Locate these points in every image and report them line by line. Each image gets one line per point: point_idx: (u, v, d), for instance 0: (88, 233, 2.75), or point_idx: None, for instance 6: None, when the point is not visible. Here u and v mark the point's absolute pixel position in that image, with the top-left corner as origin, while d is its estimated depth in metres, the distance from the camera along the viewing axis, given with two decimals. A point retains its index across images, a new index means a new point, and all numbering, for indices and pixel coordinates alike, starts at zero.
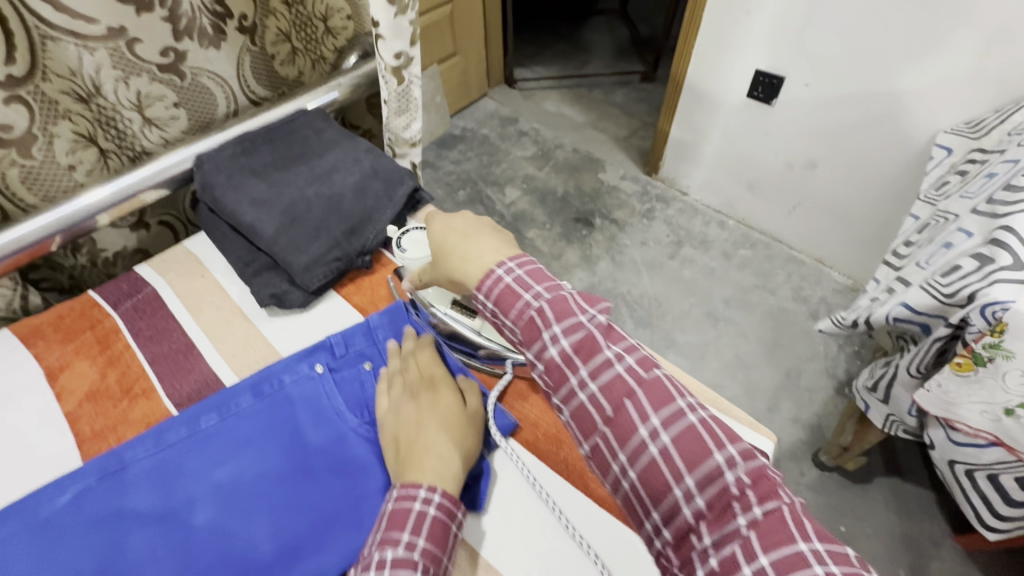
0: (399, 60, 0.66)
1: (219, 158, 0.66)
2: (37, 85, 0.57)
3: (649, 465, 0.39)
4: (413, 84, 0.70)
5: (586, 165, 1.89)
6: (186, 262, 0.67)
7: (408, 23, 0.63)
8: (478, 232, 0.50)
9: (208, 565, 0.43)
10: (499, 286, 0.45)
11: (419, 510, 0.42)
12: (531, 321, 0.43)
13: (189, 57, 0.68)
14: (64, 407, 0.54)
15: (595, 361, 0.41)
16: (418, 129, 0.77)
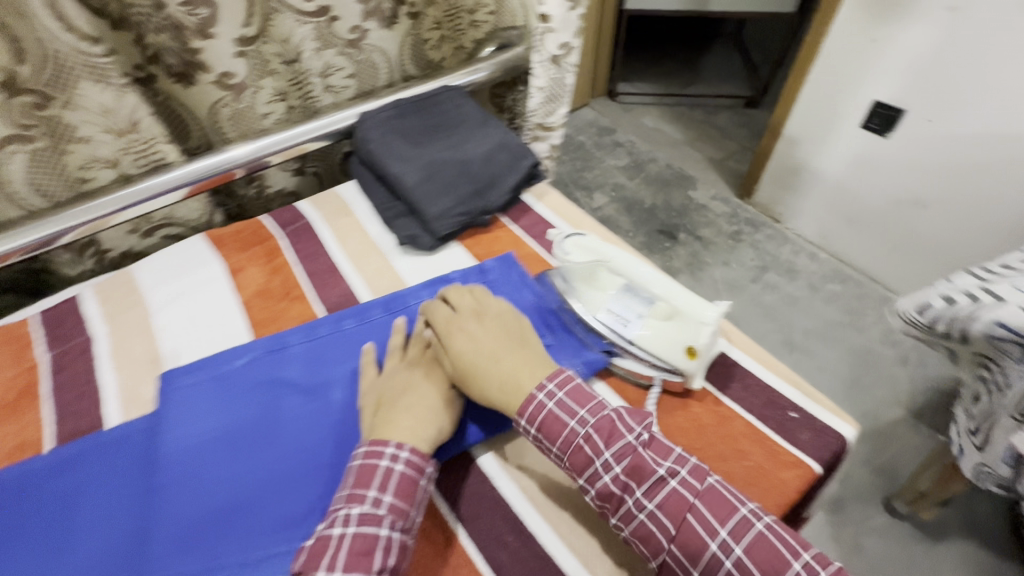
0: (562, 50, 0.77)
1: (377, 119, 0.77)
2: (258, 46, 0.70)
3: (680, 528, 0.43)
4: (568, 71, 0.79)
5: (677, 181, 1.91)
6: (335, 203, 0.79)
7: (575, 17, 0.74)
8: (505, 350, 0.52)
9: (340, 431, 0.52)
10: (542, 412, 0.48)
11: (385, 468, 0.45)
12: (553, 412, 0.47)
13: (367, 36, 0.81)
14: (239, 297, 0.66)
15: (618, 445, 0.46)
16: (560, 115, 0.86)
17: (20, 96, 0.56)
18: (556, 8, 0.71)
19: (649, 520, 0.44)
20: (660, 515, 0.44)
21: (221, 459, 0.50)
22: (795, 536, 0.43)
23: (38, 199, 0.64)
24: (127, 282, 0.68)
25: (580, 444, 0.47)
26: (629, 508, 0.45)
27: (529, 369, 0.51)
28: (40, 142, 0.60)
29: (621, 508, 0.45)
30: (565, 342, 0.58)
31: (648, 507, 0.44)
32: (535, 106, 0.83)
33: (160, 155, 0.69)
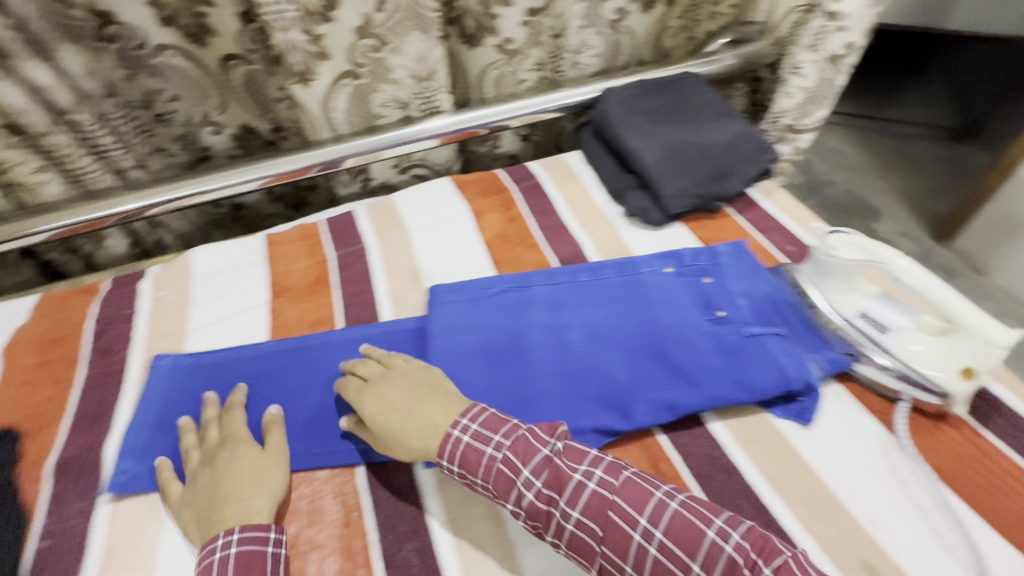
0: (844, 51, 0.81)
1: (622, 96, 0.81)
2: (541, 18, 0.77)
3: (605, 527, 0.41)
4: (842, 73, 0.84)
5: (857, 209, 1.42)
6: (564, 168, 0.85)
7: (869, 18, 0.77)
8: (419, 402, 0.49)
9: (579, 369, 0.56)
10: (458, 448, 0.45)
11: (217, 560, 0.41)
12: (469, 446, 0.45)
13: (626, 18, 0.85)
14: (482, 237, 0.74)
15: (534, 461, 0.44)
16: (818, 116, 0.91)
17: (366, 37, 0.66)
18: (853, 7, 0.76)
19: (577, 529, 0.42)
20: (585, 521, 0.41)
21: (477, 368, 0.56)
22: (708, 505, 0.41)
23: (343, 126, 0.76)
24: (391, 208, 0.79)
25: (499, 467, 0.44)
26: (556, 521, 0.42)
27: (443, 411, 0.48)
28: (364, 79, 0.71)
29: (552, 523, 0.42)
30: (803, 337, 0.58)
31: (574, 517, 0.42)
32: (791, 106, 0.89)
33: (437, 103, 0.78)
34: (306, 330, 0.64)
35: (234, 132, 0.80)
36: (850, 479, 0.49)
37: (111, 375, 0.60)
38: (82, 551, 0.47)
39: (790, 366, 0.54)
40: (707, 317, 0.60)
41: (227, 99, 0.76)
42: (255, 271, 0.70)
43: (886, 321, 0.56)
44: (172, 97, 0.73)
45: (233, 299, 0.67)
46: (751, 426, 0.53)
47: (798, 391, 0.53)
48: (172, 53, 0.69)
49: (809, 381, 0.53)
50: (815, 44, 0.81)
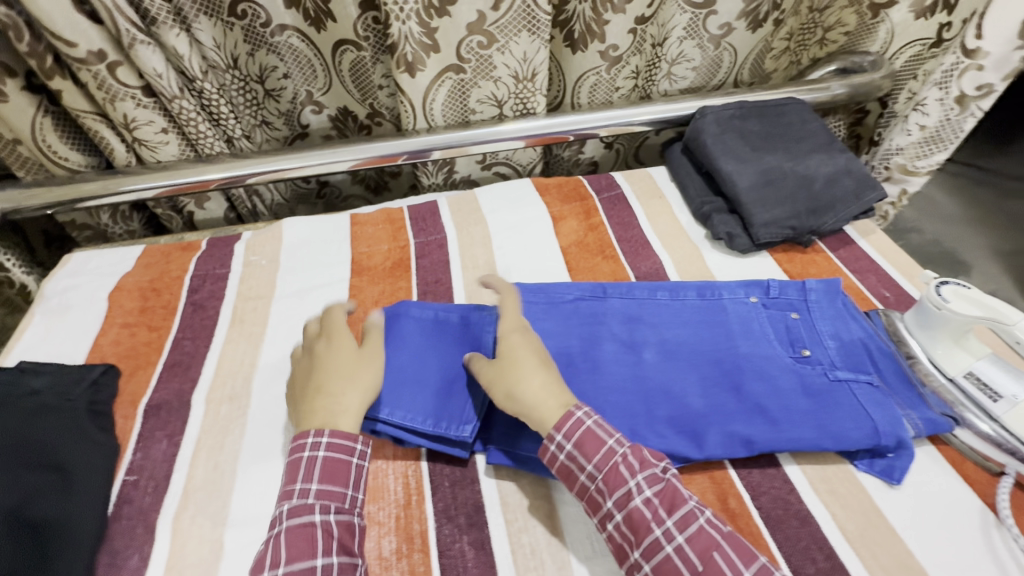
0: (977, 92, 0.76)
1: (721, 115, 0.79)
2: (646, 27, 0.76)
3: (707, 565, 0.39)
4: (971, 117, 0.79)
5: (943, 262, 1.23)
6: (648, 183, 0.83)
7: (1016, 60, 0.71)
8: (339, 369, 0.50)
9: (652, 390, 0.54)
10: (580, 433, 0.44)
11: (307, 458, 0.45)
12: (583, 442, 0.44)
13: (731, 34, 0.82)
14: (560, 243, 0.74)
15: (650, 474, 0.43)
16: (937, 160, 0.85)
17: (477, 33, 0.68)
18: (994, 45, 0.70)
19: (676, 554, 0.39)
20: (687, 550, 0.39)
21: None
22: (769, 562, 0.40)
23: (438, 118, 0.78)
24: (472, 202, 0.80)
25: (618, 463, 0.43)
26: (656, 539, 0.40)
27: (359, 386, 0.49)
28: (466, 74, 0.73)
29: (647, 539, 0.40)
30: (898, 391, 0.54)
31: (677, 540, 0.40)
32: (907, 144, 0.85)
33: (532, 105, 0.79)
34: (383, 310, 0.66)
35: (332, 113, 0.85)
36: (938, 549, 0.45)
37: (203, 328, 0.64)
38: (164, 491, 0.50)
39: (883, 420, 0.50)
40: (791, 355, 0.57)
41: (334, 83, 0.80)
42: (340, 247, 0.73)
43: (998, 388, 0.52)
44: (284, 74, 0.78)
45: (319, 272, 0.70)
46: (830, 474, 0.50)
47: (888, 447, 0.49)
48: (292, 34, 0.73)
49: (901, 438, 0.49)
50: (946, 81, 0.77)
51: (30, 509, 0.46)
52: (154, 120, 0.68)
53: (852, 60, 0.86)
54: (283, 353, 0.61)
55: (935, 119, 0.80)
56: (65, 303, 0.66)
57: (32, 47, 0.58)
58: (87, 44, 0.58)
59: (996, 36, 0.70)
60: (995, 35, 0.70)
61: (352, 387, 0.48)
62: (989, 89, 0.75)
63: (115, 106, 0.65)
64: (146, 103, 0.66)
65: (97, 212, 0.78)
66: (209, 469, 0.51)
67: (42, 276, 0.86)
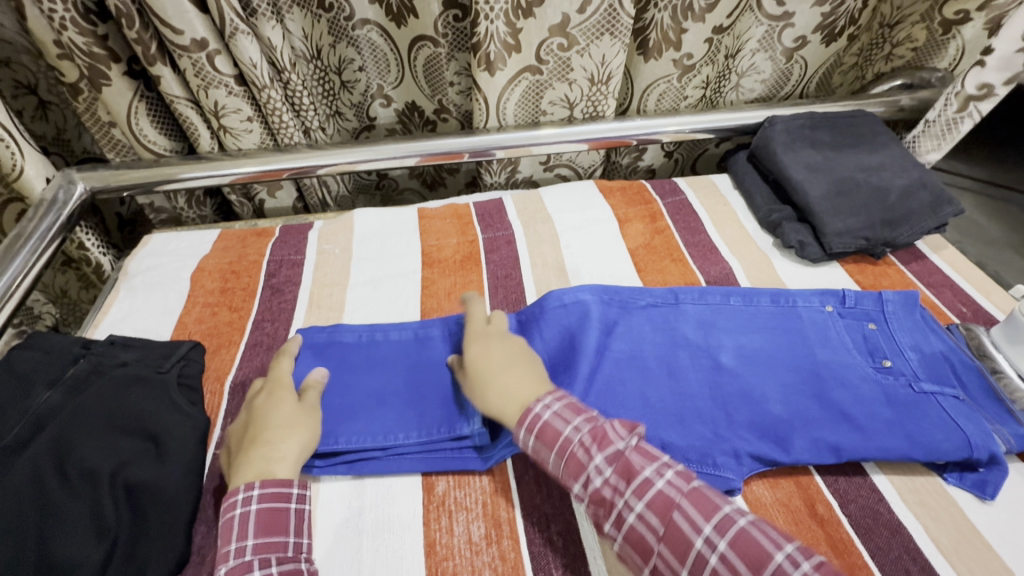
0: (979, 91, 0.74)
1: (791, 125, 0.79)
2: (722, 37, 0.76)
3: (668, 529, 0.39)
4: (969, 118, 0.77)
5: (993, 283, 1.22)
6: (712, 190, 0.84)
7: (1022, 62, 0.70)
8: (270, 417, 0.47)
9: (731, 394, 0.54)
10: (536, 421, 0.44)
11: (239, 516, 0.42)
12: (547, 420, 0.44)
13: (804, 48, 0.81)
14: (627, 245, 0.74)
15: (606, 449, 0.42)
16: (934, 159, 0.84)
17: (558, 36, 0.69)
18: (1002, 44, 0.69)
19: (639, 522, 0.40)
20: (648, 516, 0.39)
21: (626, 378, 0.55)
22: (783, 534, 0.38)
23: (509, 118, 0.79)
24: (538, 201, 0.81)
25: (574, 449, 0.43)
26: (619, 512, 0.40)
27: (288, 432, 0.47)
28: (544, 76, 0.74)
29: (613, 513, 0.41)
30: (981, 402, 0.53)
31: (637, 509, 0.40)
32: (913, 140, 0.84)
33: (602, 108, 0.80)
34: (456, 303, 0.66)
35: (400, 107, 0.87)
36: None
37: (282, 311, 0.65)
38: None
39: (974, 432, 0.49)
40: (872, 364, 0.56)
41: (405, 77, 0.81)
42: (411, 240, 0.75)
43: None
44: (359, 67, 0.80)
45: (390, 263, 0.72)
46: (919, 486, 0.49)
47: (980, 461, 0.48)
48: (372, 28, 0.75)
49: (993, 452, 0.48)
50: (951, 78, 0.76)
51: (129, 472, 0.46)
52: (241, 108, 0.71)
53: (919, 75, 0.85)
54: None
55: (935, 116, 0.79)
56: (150, 282, 0.68)
57: (140, 35, 0.60)
58: (192, 33, 0.61)
59: (1006, 34, 0.68)
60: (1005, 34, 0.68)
61: (287, 454, 0.46)
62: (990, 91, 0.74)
63: (207, 93, 0.67)
64: (237, 91, 0.69)
65: (174, 196, 0.81)
66: None
67: (116, 257, 0.88)
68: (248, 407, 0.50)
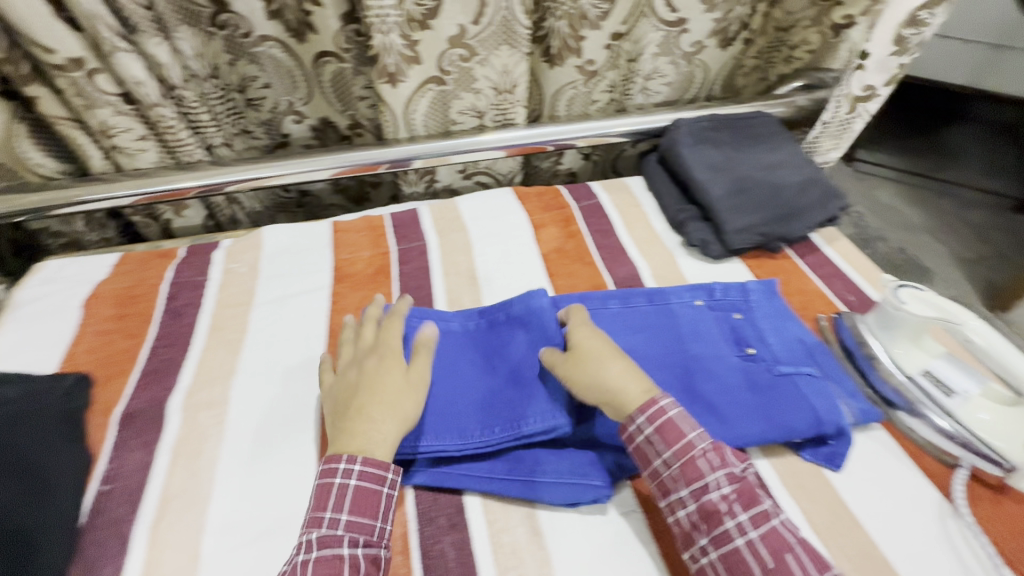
0: (864, 93, 0.87)
1: (694, 128, 0.82)
2: (621, 43, 0.79)
3: (778, 563, 0.40)
4: (859, 116, 0.90)
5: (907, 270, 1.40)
6: (625, 192, 0.86)
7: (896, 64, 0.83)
8: (381, 391, 0.49)
9: None
10: (665, 418, 0.46)
11: (339, 486, 0.45)
12: (672, 420, 0.46)
13: (702, 51, 0.85)
14: (539, 249, 0.75)
15: (730, 466, 0.44)
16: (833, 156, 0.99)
17: (458, 46, 0.69)
18: (877, 48, 0.81)
19: (745, 548, 0.41)
20: (759, 546, 0.41)
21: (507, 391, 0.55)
22: None
23: (419, 127, 0.79)
24: (454, 210, 0.81)
25: (696, 457, 0.44)
26: (727, 530, 0.42)
27: (393, 409, 0.49)
28: (448, 86, 0.74)
29: (719, 530, 0.42)
30: (836, 378, 0.58)
31: (749, 535, 0.41)
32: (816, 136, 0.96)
33: (512, 115, 0.81)
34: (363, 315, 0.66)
35: (313, 123, 0.84)
36: (897, 536, 0.47)
37: (181, 335, 0.63)
38: (140, 499, 0.49)
39: (824, 409, 0.53)
40: (738, 353, 0.60)
41: (314, 93, 0.80)
42: (321, 255, 0.74)
43: (951, 383, 0.54)
44: (264, 84, 0.77)
45: (298, 278, 0.71)
46: (798, 470, 0.52)
47: (829, 435, 0.52)
48: (273, 44, 0.73)
49: (840, 425, 0.52)
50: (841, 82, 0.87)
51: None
52: (133, 127, 0.68)
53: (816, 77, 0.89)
54: (263, 361, 0.61)
55: (833, 118, 0.92)
56: (39, 311, 0.65)
57: (8, 54, 0.58)
58: (66, 52, 0.58)
59: (879, 40, 0.80)
60: (878, 39, 0.80)
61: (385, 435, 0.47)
62: (872, 91, 0.88)
63: (92, 113, 0.65)
64: (125, 110, 0.66)
65: (71, 220, 0.77)
66: (187, 478, 0.51)
67: None
68: (358, 366, 0.52)
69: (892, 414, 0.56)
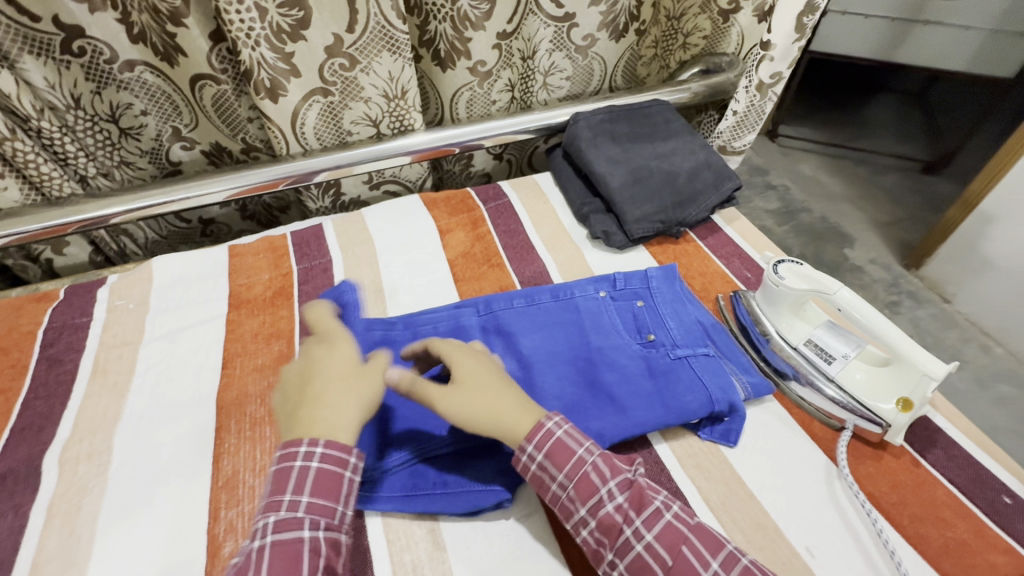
0: (772, 79, 0.83)
1: (592, 121, 0.83)
2: (511, 42, 0.78)
3: (677, 558, 0.41)
4: (770, 102, 0.86)
5: (830, 236, 1.51)
6: (534, 189, 0.86)
7: (797, 50, 0.78)
8: (343, 376, 0.47)
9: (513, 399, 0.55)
10: (552, 440, 0.45)
11: (299, 468, 0.42)
12: (564, 441, 0.45)
13: (595, 44, 0.86)
14: (446, 255, 0.75)
15: (619, 476, 0.45)
16: (749, 142, 0.93)
17: (337, 56, 0.67)
18: (779, 38, 0.76)
19: (646, 551, 0.41)
20: (657, 546, 0.42)
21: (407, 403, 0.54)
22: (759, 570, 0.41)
23: (313, 141, 0.76)
24: (359, 223, 0.79)
25: (588, 472, 0.44)
26: (626, 538, 0.42)
27: (350, 388, 0.47)
28: (334, 97, 0.72)
29: (620, 539, 0.42)
30: (731, 356, 0.59)
31: (647, 538, 0.42)
32: (728, 126, 0.90)
33: (409, 122, 0.79)
34: (261, 341, 0.63)
35: (206, 148, 0.81)
36: (785, 504, 0.49)
37: (59, 384, 0.59)
38: (7, 568, 0.45)
39: (715, 388, 0.54)
40: (639, 341, 0.61)
41: (200, 118, 0.76)
42: (217, 282, 0.70)
43: (830, 349, 0.56)
44: (141, 111, 0.73)
45: (192, 310, 0.67)
46: (696, 450, 0.53)
47: (722, 413, 0.53)
48: (143, 69, 0.69)
49: (732, 402, 0.53)
50: (748, 70, 0.82)
51: None
52: None
53: (712, 61, 0.92)
54: (150, 402, 0.57)
55: (744, 107, 0.85)
56: None
57: None
58: None
59: (780, 30, 0.76)
60: (779, 28, 0.76)
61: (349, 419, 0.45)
62: (780, 78, 0.83)
63: None
64: None
65: None
66: (63, 539, 0.47)
67: None
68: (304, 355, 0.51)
69: (784, 386, 0.58)
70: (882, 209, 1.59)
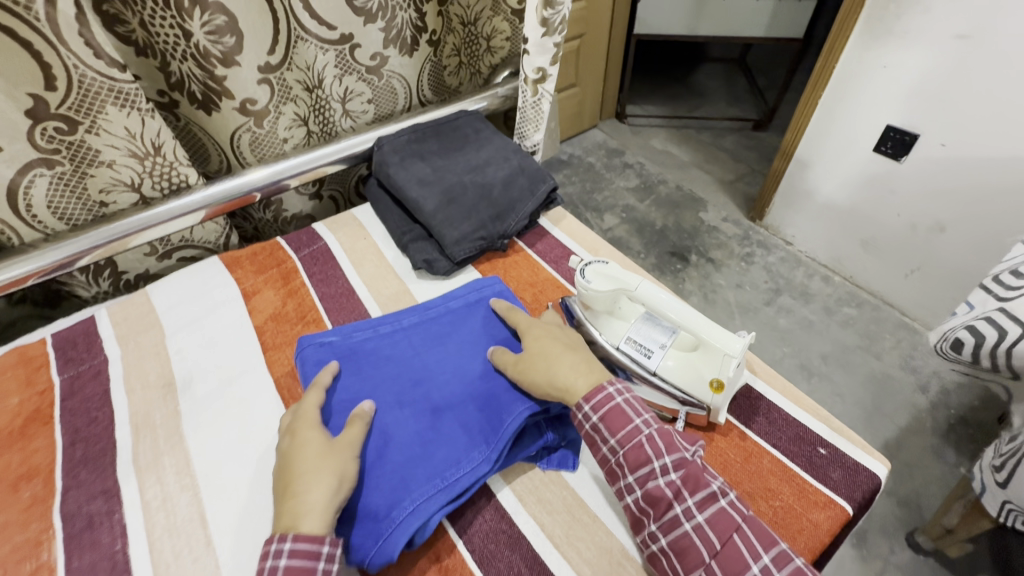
0: (537, 75, 0.80)
1: (396, 144, 0.77)
2: (282, 73, 0.70)
3: (726, 544, 0.41)
4: (543, 98, 0.83)
5: (687, 203, 1.60)
6: (352, 226, 0.79)
7: (553, 44, 0.76)
8: (314, 463, 0.44)
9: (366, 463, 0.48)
10: (610, 403, 0.47)
11: (269, 567, 0.39)
12: (622, 405, 0.47)
13: (388, 62, 0.81)
14: (252, 323, 0.65)
15: (675, 451, 0.45)
16: (537, 139, 0.89)
17: (48, 120, 0.56)
18: (530, 32, 0.74)
19: (694, 531, 0.42)
20: (707, 530, 0.41)
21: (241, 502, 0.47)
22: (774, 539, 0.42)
23: (56, 222, 0.63)
24: (142, 304, 0.67)
25: (642, 441, 0.45)
26: (675, 515, 0.43)
27: (315, 463, 0.44)
28: (63, 166, 0.60)
29: (669, 513, 0.43)
30: None
31: (697, 517, 0.42)
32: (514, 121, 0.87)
33: (181, 178, 0.68)
34: (7, 489, 0.50)
35: None
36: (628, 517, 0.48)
37: None
38: None
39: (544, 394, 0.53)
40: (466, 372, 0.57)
41: None
42: None
43: (649, 343, 0.56)
44: None
45: None
46: (536, 484, 0.51)
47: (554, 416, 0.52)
48: None
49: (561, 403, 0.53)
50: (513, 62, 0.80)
51: None
52: None
53: (517, 61, 0.93)
54: None
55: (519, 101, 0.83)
56: None
57: None
58: None
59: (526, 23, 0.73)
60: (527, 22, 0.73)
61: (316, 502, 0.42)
62: (545, 73, 0.80)
63: None
64: None
65: None
66: None
67: None
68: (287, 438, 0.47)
69: None
70: (726, 169, 1.72)
